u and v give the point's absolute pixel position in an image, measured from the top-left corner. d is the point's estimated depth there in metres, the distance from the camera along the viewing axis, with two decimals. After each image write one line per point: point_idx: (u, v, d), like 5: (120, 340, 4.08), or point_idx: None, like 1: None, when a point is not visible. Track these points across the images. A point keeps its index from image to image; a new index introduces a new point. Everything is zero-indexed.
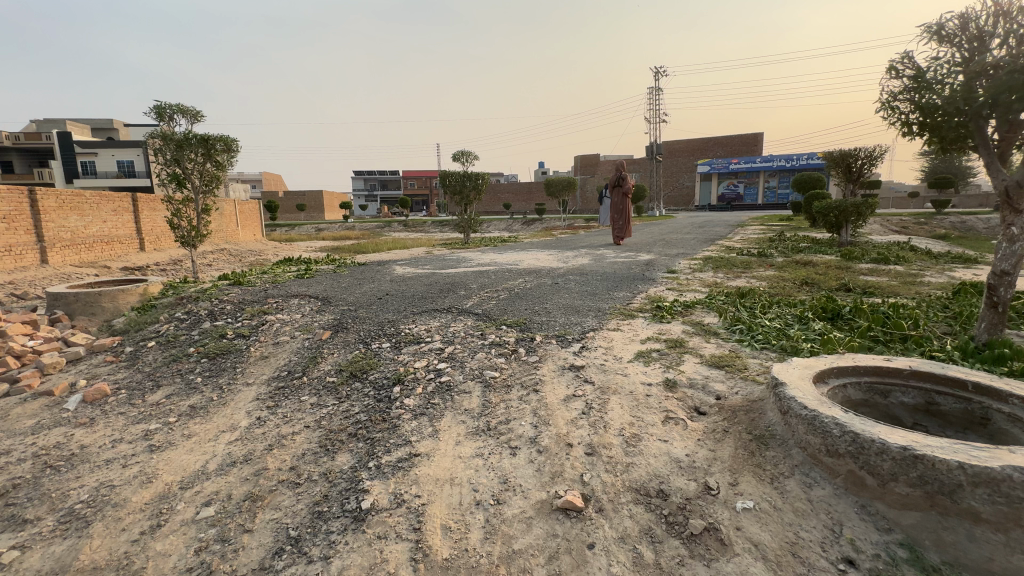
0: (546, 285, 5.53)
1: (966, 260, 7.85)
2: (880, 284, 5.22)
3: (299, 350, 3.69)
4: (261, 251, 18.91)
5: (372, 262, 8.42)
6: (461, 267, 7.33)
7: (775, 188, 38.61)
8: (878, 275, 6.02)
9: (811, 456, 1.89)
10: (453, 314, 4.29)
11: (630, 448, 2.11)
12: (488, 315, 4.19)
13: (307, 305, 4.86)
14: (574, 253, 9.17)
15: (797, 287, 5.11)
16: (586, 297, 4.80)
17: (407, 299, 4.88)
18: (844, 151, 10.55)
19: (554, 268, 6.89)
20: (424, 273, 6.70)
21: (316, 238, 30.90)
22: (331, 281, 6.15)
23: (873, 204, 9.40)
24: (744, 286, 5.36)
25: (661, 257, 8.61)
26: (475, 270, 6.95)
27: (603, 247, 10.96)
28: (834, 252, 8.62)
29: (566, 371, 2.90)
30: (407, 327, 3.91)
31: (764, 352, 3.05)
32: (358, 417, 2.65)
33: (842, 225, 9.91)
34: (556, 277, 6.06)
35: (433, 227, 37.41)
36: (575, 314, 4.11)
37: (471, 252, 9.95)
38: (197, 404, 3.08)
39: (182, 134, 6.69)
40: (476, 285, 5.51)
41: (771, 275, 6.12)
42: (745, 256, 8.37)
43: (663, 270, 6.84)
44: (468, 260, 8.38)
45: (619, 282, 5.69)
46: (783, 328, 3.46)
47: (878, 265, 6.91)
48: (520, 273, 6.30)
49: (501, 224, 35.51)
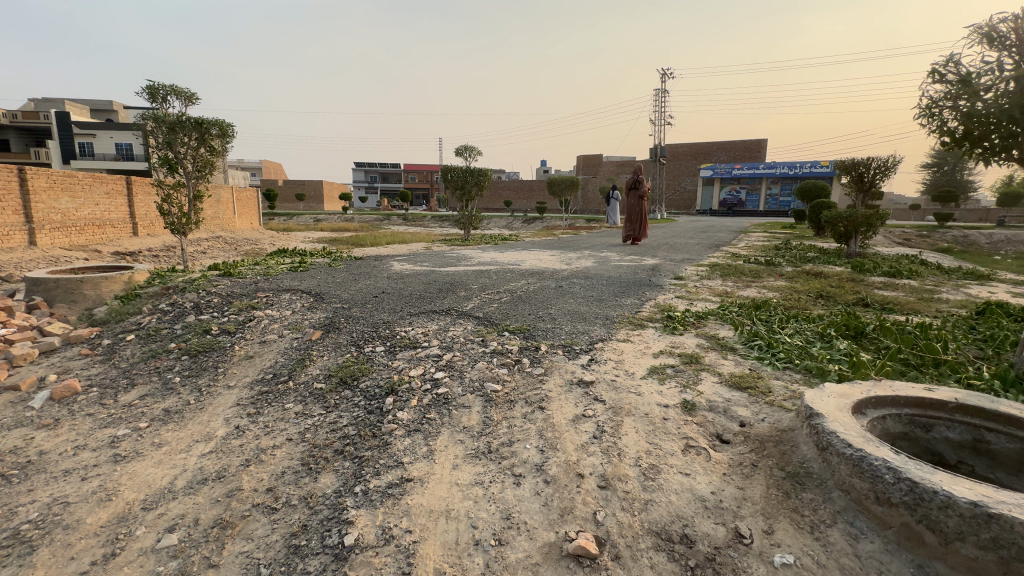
0: (549, 288, 5.32)
1: (979, 277, 7.65)
2: (897, 300, 5.01)
3: (286, 351, 3.45)
4: (258, 240, 18.66)
5: (369, 256, 8.19)
6: (461, 265, 7.11)
7: (778, 195, 38.43)
8: (894, 290, 5.80)
9: (855, 502, 1.67)
10: (453, 317, 4.06)
11: (648, 482, 1.88)
12: (490, 320, 3.95)
13: (299, 301, 4.61)
14: (576, 255, 8.97)
15: (812, 299, 4.90)
16: (593, 303, 4.58)
17: (403, 298, 4.64)
18: (856, 160, 10.34)
19: (558, 270, 6.66)
20: (423, 271, 6.46)
21: (314, 229, 30.61)
22: (326, 276, 5.91)
23: (885, 216, 9.17)
24: (756, 296, 5.14)
25: (666, 262, 8.40)
26: (476, 269, 6.72)
27: (606, 249, 10.74)
28: (843, 263, 8.42)
29: (574, 386, 2.67)
30: (403, 330, 3.67)
31: (788, 373, 2.82)
32: (345, 431, 2.41)
33: (852, 236, 9.65)
34: (560, 279, 5.84)
35: (433, 221, 37.19)
36: (581, 321, 3.89)
37: (471, 249, 9.71)
38: (172, 408, 2.84)
39: (175, 115, 6.37)
40: (477, 286, 5.28)
41: (783, 286, 5.89)
42: (752, 264, 8.15)
43: (669, 276, 6.63)
44: (469, 258, 8.14)
45: (625, 288, 5.47)
46: (804, 346, 3.24)
47: (891, 279, 6.70)
48: (522, 275, 6.08)
49: (501, 221, 35.24)
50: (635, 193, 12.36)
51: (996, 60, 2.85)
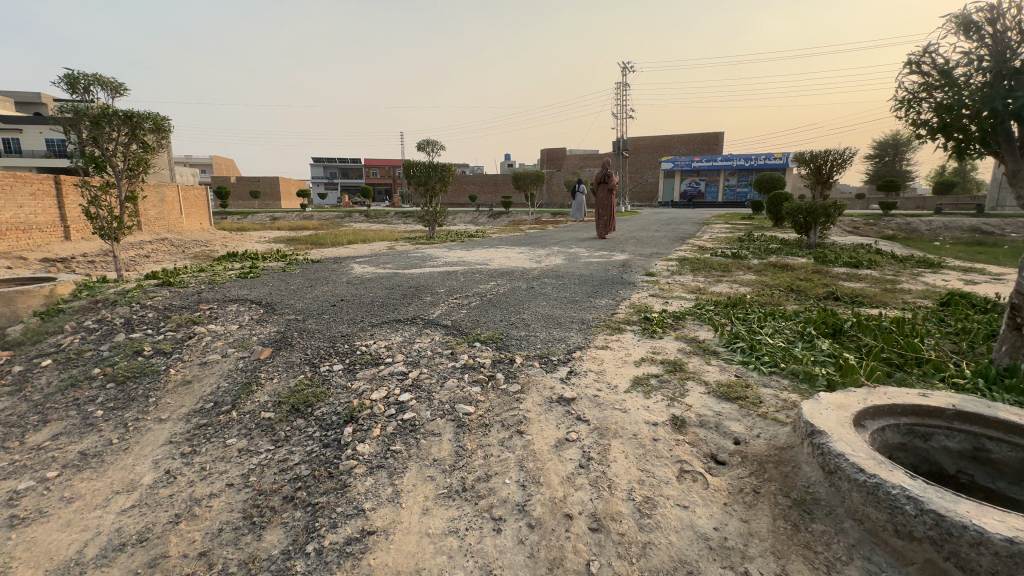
0: (520, 289, 5.08)
1: (932, 264, 7.95)
2: (865, 292, 5.05)
3: (230, 374, 3.06)
4: (208, 241, 17.56)
5: (328, 258, 7.72)
6: (427, 266, 6.78)
7: (735, 186, 39.61)
8: (858, 282, 5.88)
9: (871, 533, 1.52)
10: (419, 327, 3.76)
11: (645, 520, 1.68)
12: (459, 328, 3.68)
13: (247, 314, 4.19)
14: (546, 251, 8.77)
15: (784, 294, 4.87)
16: (566, 305, 4.38)
17: (364, 306, 4.29)
18: (815, 152, 10.60)
19: (528, 269, 6.43)
20: (385, 273, 6.09)
21: (270, 228, 29.19)
22: (280, 283, 5.46)
23: (842, 207, 9.40)
24: (729, 293, 5.07)
25: (636, 256, 8.32)
26: (442, 270, 6.40)
27: (574, 245, 10.60)
28: (806, 254, 8.58)
29: (554, 405, 2.44)
30: (364, 344, 3.35)
31: (776, 379, 2.68)
32: (297, 471, 2.10)
33: (812, 227, 9.86)
34: (531, 280, 5.62)
35: (396, 218, 36.32)
36: (556, 327, 3.67)
37: (436, 248, 9.35)
38: (90, 450, 2.43)
39: (100, 108, 5.76)
40: (444, 290, 4.98)
41: (753, 280, 5.87)
42: (720, 257, 8.18)
43: (641, 273, 6.53)
44: (435, 257, 7.81)
45: (598, 287, 5.31)
46: (787, 347, 3.13)
47: (852, 269, 6.84)
48: (491, 276, 5.82)
49: (466, 217, 34.78)
50: (604, 186, 12.34)
51: (972, 50, 2.77)
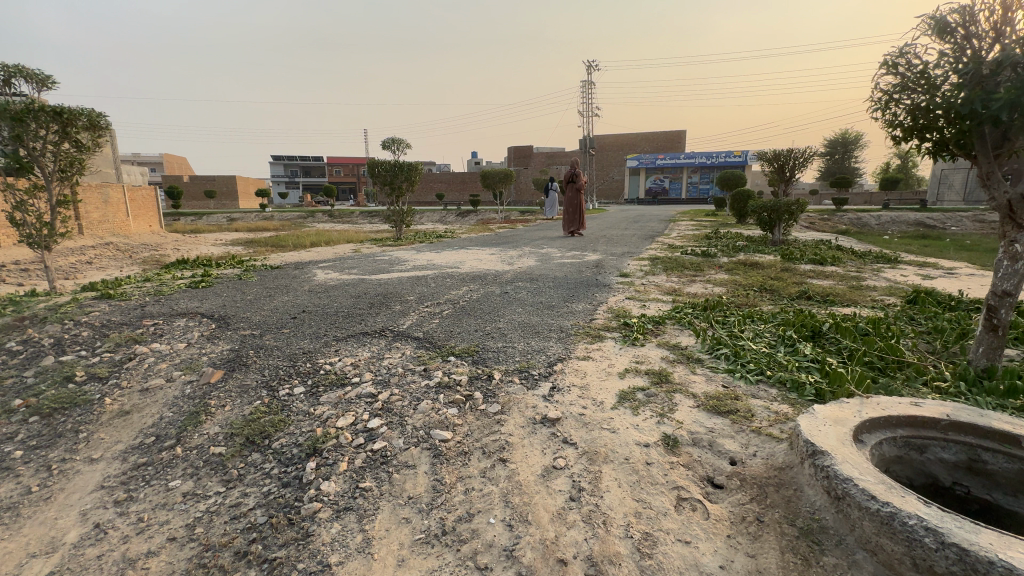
0: (494, 295, 4.89)
1: (889, 260, 8.25)
2: (834, 291, 5.11)
3: (175, 402, 2.74)
4: (158, 245, 16.54)
5: (288, 263, 7.29)
6: (394, 271, 6.48)
7: (698, 184, 40.61)
8: (825, 279, 5.99)
9: (886, 566, 1.42)
10: (388, 340, 3.51)
11: (645, 560, 1.53)
12: (431, 341, 3.45)
13: (197, 330, 3.83)
14: (517, 253, 8.59)
15: (758, 295, 4.87)
16: (543, 311, 4.22)
17: (327, 318, 4.00)
18: (778, 151, 10.85)
19: (501, 272, 6.23)
20: (351, 279, 5.78)
21: (227, 230, 27.83)
22: (235, 293, 5.07)
23: (804, 206, 9.64)
24: (705, 294, 5.03)
25: (608, 256, 8.26)
26: (411, 274, 6.14)
27: (545, 244, 10.48)
28: (772, 251, 8.75)
29: (539, 427, 2.27)
30: (327, 362, 3.08)
31: (764, 389, 2.60)
32: (251, 518, 1.85)
33: (776, 224, 10.07)
34: (504, 284, 5.43)
35: (361, 218, 35.44)
36: (534, 336, 3.50)
37: (404, 250, 9.02)
38: (4, 502, 2.09)
39: (24, 102, 5.18)
40: (414, 297, 4.74)
41: (726, 280, 5.89)
42: (691, 256, 8.22)
43: (615, 274, 6.45)
44: (402, 261, 7.51)
45: (574, 290, 5.17)
46: (772, 353, 3.06)
47: (818, 266, 6.99)
48: (463, 280, 5.60)
49: (434, 216, 34.29)
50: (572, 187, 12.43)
51: (947, 50, 2.76)
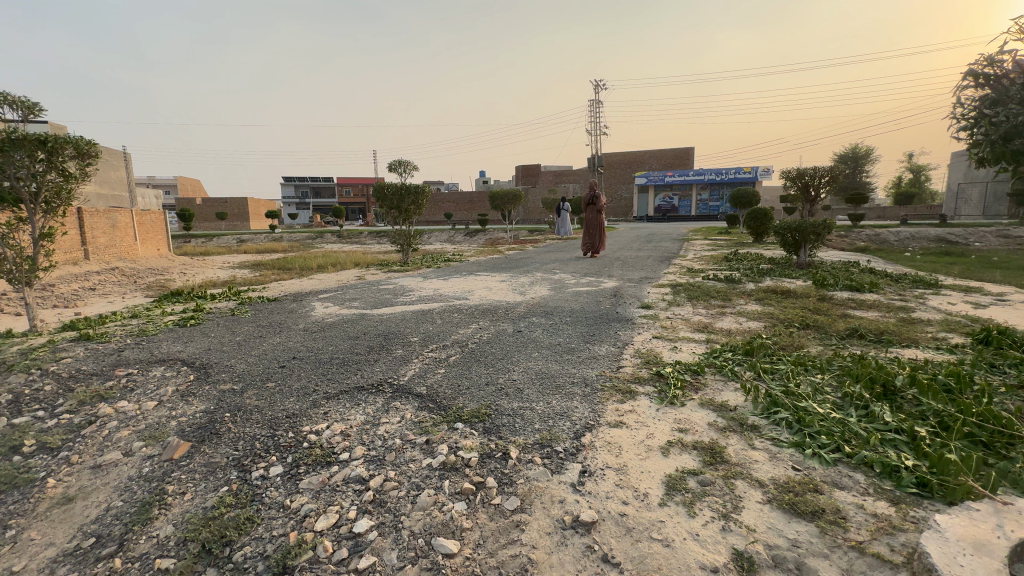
0: (507, 334, 4.43)
1: (929, 284, 7.69)
2: (887, 326, 4.58)
3: (129, 487, 2.28)
4: (165, 269, 16.35)
5: (287, 294, 6.91)
6: (399, 303, 6.06)
7: (708, 200, 40.23)
8: (870, 310, 5.46)
9: None
10: (386, 397, 3.04)
11: None
12: (436, 399, 2.98)
13: (173, 383, 3.39)
14: (529, 279, 8.15)
15: (803, 333, 4.34)
16: (563, 356, 3.74)
17: (320, 367, 3.54)
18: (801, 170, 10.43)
19: (512, 304, 5.77)
20: (352, 314, 5.35)
21: (235, 252, 27.69)
22: (225, 333, 4.65)
23: (831, 223, 9.10)
24: (741, 332, 4.52)
25: (626, 283, 7.79)
26: (416, 307, 5.71)
27: (557, 269, 10.03)
28: (800, 275, 8.23)
29: (570, 537, 1.77)
30: (314, 431, 2.61)
31: (850, 477, 2.07)
32: None
33: (801, 245, 9.57)
34: (517, 319, 4.97)
35: (370, 239, 35.43)
36: (555, 393, 3.02)
37: (410, 277, 8.63)
38: None
39: (9, 130, 4.90)
40: (418, 338, 4.29)
41: (760, 312, 5.37)
42: (714, 282, 7.72)
43: (636, 304, 5.97)
44: (409, 290, 7.10)
45: (595, 327, 4.69)
46: (845, 419, 2.53)
47: (856, 294, 6.45)
48: (472, 315, 5.16)
49: (442, 236, 34.13)
50: (591, 207, 12.55)
51: None
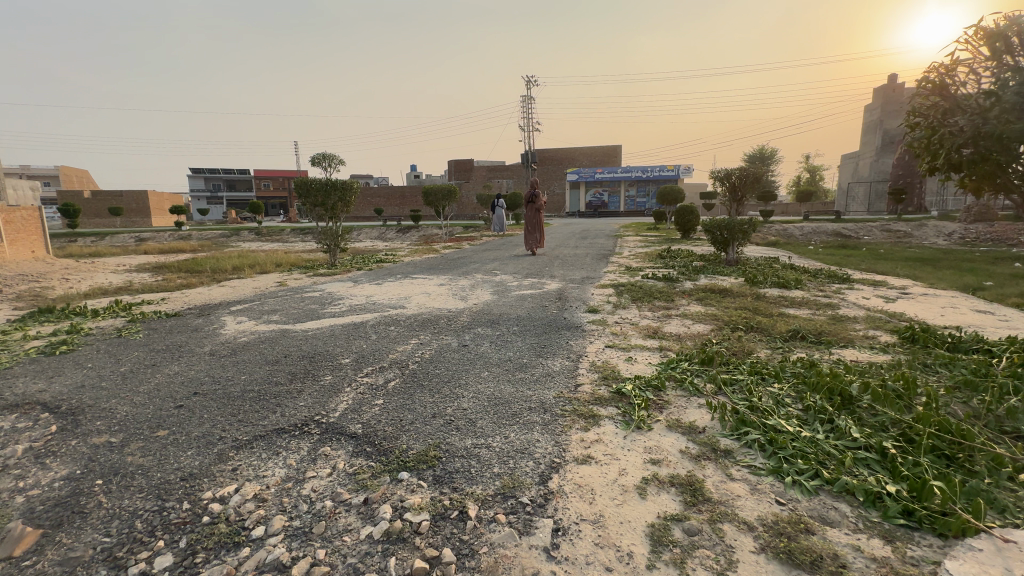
0: (451, 349, 4.04)
1: (842, 278, 8.30)
2: (821, 326, 4.75)
3: None
4: (41, 274, 14.01)
5: (192, 307, 5.98)
6: (327, 314, 5.44)
7: (636, 197, 41.90)
8: (801, 309, 5.69)
9: None
10: (312, 441, 2.55)
11: None
12: (374, 440, 2.54)
13: (25, 438, 2.64)
14: (470, 282, 7.76)
15: (749, 337, 4.35)
16: (515, 376, 3.41)
17: (228, 405, 2.94)
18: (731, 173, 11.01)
19: (454, 313, 5.35)
20: (271, 331, 4.68)
21: (132, 252, 24.55)
22: (107, 363, 3.82)
23: (756, 223, 9.52)
24: (690, 338, 4.45)
25: (569, 284, 7.65)
26: (348, 319, 5.14)
27: (497, 269, 9.72)
28: (731, 272, 8.55)
29: None
30: (218, 498, 2.08)
31: (839, 510, 1.93)
32: None
33: (730, 243, 9.92)
34: (462, 330, 4.59)
35: (293, 236, 33.14)
36: (512, 423, 2.69)
37: (339, 282, 7.90)
38: None
39: None
40: (351, 359, 3.77)
41: (704, 314, 5.39)
42: (654, 281, 7.77)
43: (583, 308, 5.81)
44: (338, 298, 6.44)
45: (545, 337, 4.42)
46: (815, 437, 2.44)
47: (784, 291, 6.76)
48: (412, 328, 4.70)
49: (373, 233, 32.65)
50: (532, 206, 12.53)
51: None
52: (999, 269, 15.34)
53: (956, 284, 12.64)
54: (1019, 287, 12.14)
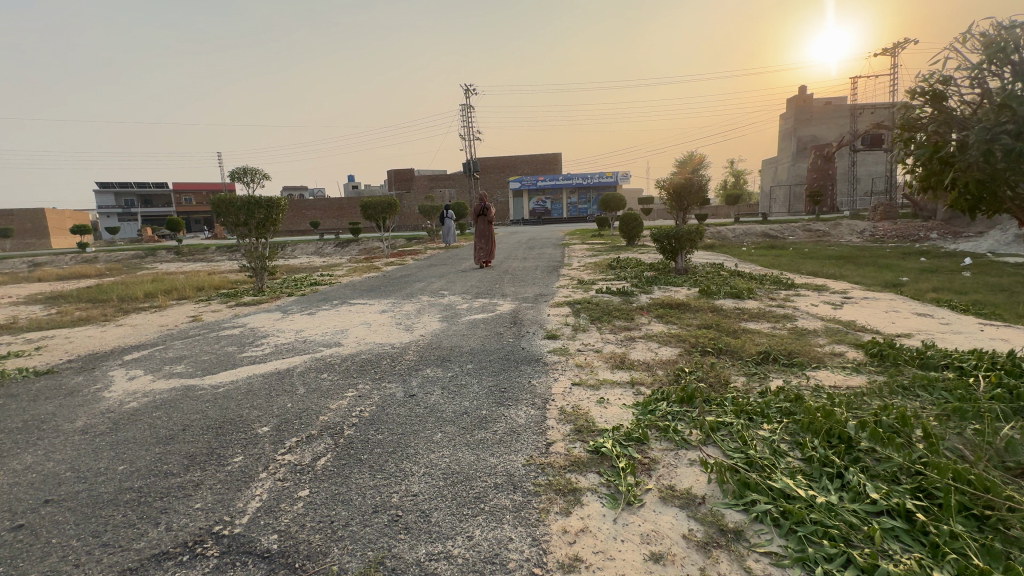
0: (396, 403, 3.43)
1: (787, 284, 8.47)
2: (788, 343, 4.58)
3: None
4: None
5: (73, 360, 4.91)
6: (247, 361, 4.61)
7: (578, 204, 42.59)
8: (761, 323, 5.58)
9: None
10: (206, 571, 1.88)
11: None
12: (295, 560, 1.91)
13: None
14: (415, 307, 7.12)
15: (720, 363, 4.06)
16: (474, 437, 2.87)
17: (90, 521, 2.17)
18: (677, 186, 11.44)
19: (399, 350, 4.71)
20: (171, 390, 3.83)
21: (21, 280, 21.44)
22: None
23: (702, 230, 9.56)
24: (660, 367, 4.10)
25: (522, 303, 7.20)
26: (272, 366, 4.36)
27: (445, 288, 9.10)
28: (684, 282, 8.49)
29: None
30: None
31: None
32: None
33: (678, 251, 9.90)
34: (408, 374, 3.98)
35: (219, 255, 30.60)
36: (476, 514, 2.14)
37: (264, 315, 6.97)
38: None
39: None
40: (271, 427, 3.07)
41: (668, 335, 5.11)
42: (610, 296, 7.50)
43: (542, 333, 5.36)
44: (262, 336, 5.59)
45: (505, 377, 3.90)
46: (831, 502, 2.10)
47: (739, 302, 6.70)
48: (349, 374, 4.02)
49: (308, 248, 30.75)
50: (483, 219, 12.21)
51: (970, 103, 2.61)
52: (909, 265, 16.67)
53: (877, 281, 13.50)
54: (930, 281, 13.14)
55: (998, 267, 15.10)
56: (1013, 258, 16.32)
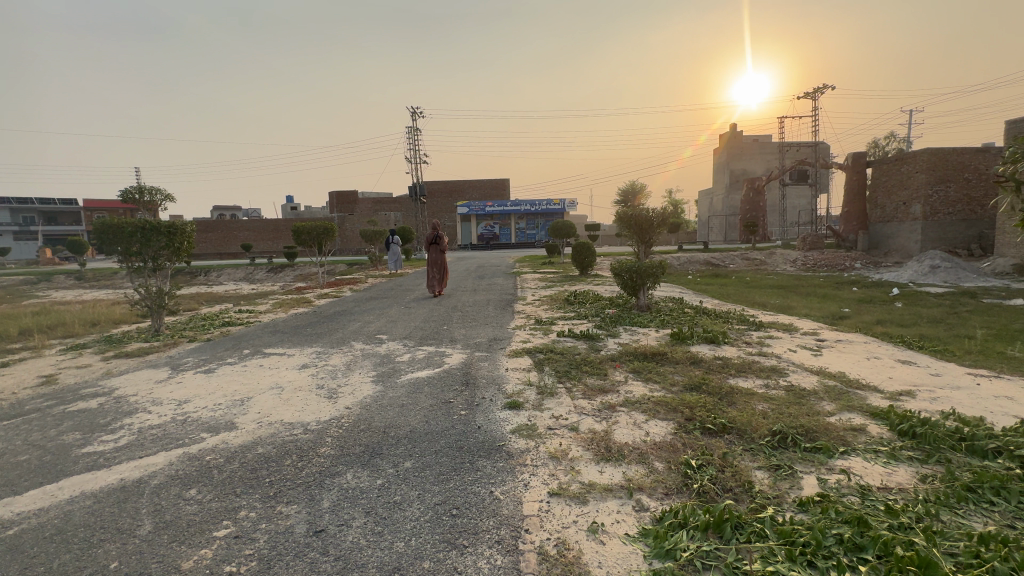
0: (299, 549, 2.25)
1: (755, 322, 8.06)
2: (798, 413, 3.83)
3: None
4: None
5: None
6: (84, 461, 3.21)
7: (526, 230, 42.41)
8: (751, 379, 4.86)
9: None
10: None
11: None
12: None
13: None
14: (345, 358, 5.88)
15: (730, 450, 3.20)
16: None
17: None
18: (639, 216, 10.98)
19: (312, 438, 3.49)
20: None
21: None
22: None
23: (666, 265, 9.02)
24: (659, 457, 3.16)
25: (475, 351, 6.17)
26: (115, 473, 3.00)
27: (383, 330, 7.87)
28: (650, 322, 7.81)
29: None
30: None
31: None
32: None
33: (640, 287, 9.26)
34: (322, 487, 2.79)
35: (129, 281, 27.15)
36: None
37: (144, 374, 5.44)
38: None
39: None
40: None
41: (654, 400, 4.23)
42: (573, 341, 6.65)
43: (502, 399, 4.33)
44: (125, 413, 4.15)
45: (456, 487, 2.80)
46: None
47: (716, 350, 6.01)
48: (231, 489, 2.79)
49: (235, 273, 27.99)
50: (435, 249, 11.25)
51: None
52: (845, 294, 17.28)
53: (824, 312, 13.67)
54: (872, 313, 13.44)
55: (925, 297, 15.90)
56: (934, 288, 17.38)
